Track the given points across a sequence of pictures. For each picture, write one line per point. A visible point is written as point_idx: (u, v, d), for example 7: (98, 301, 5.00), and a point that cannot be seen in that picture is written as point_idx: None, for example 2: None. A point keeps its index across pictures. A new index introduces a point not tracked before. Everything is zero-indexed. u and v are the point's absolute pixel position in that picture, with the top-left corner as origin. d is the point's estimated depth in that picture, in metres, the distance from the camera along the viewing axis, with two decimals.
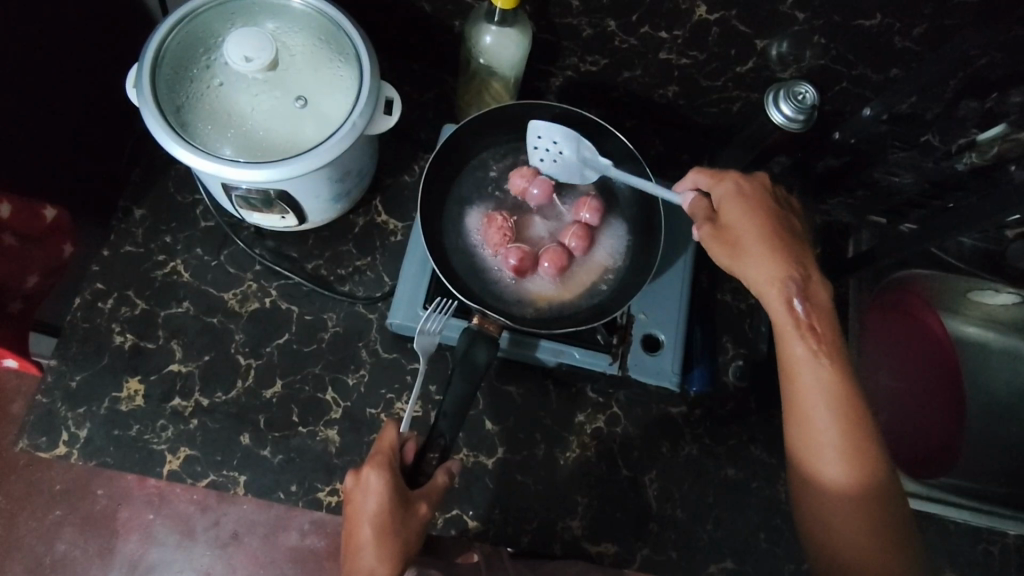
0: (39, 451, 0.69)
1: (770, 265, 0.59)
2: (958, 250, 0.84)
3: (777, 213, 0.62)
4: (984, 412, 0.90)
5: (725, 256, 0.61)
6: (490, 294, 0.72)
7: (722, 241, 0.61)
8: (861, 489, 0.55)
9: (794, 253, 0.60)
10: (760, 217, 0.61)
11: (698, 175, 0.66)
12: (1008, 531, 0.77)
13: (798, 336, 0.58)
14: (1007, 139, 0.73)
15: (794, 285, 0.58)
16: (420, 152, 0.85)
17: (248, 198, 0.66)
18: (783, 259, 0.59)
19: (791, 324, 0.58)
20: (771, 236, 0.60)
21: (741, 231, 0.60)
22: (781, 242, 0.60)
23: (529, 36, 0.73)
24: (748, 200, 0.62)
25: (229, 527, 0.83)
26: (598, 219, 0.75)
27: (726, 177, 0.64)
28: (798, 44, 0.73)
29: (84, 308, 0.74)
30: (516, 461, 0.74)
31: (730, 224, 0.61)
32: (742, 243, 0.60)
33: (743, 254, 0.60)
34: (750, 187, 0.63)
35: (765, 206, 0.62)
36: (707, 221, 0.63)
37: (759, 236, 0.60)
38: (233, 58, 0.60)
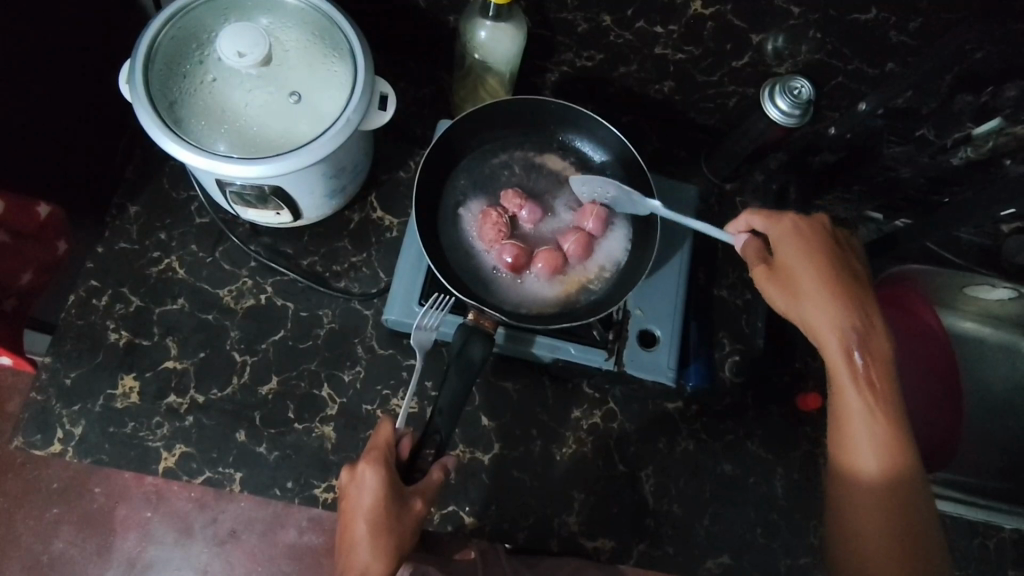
0: (35, 448, 0.69)
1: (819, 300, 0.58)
2: (953, 242, 0.81)
3: (834, 250, 0.61)
4: (981, 406, 0.90)
5: (778, 296, 0.61)
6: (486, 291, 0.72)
7: (775, 282, 0.61)
8: (887, 508, 0.55)
9: (852, 296, 0.59)
10: (818, 260, 0.60)
11: (750, 218, 0.65)
12: (1004, 525, 0.78)
13: (850, 378, 0.57)
14: (1003, 132, 0.71)
15: (851, 329, 0.57)
16: (416, 147, 0.85)
17: (243, 194, 0.66)
18: (840, 303, 0.58)
19: (844, 366, 0.57)
20: (828, 278, 0.59)
21: (797, 275, 0.60)
22: (838, 284, 0.59)
23: (525, 33, 0.73)
24: (803, 240, 0.61)
25: (228, 523, 0.82)
26: (601, 227, 0.74)
27: (784, 219, 0.63)
28: (794, 38, 0.73)
29: (78, 305, 0.73)
30: (513, 457, 0.74)
31: (784, 268, 0.61)
32: (793, 285, 0.60)
33: (796, 297, 0.60)
34: (807, 228, 0.61)
35: (824, 247, 0.60)
36: (761, 263, 0.63)
37: (817, 279, 0.59)
38: (226, 53, 0.60)
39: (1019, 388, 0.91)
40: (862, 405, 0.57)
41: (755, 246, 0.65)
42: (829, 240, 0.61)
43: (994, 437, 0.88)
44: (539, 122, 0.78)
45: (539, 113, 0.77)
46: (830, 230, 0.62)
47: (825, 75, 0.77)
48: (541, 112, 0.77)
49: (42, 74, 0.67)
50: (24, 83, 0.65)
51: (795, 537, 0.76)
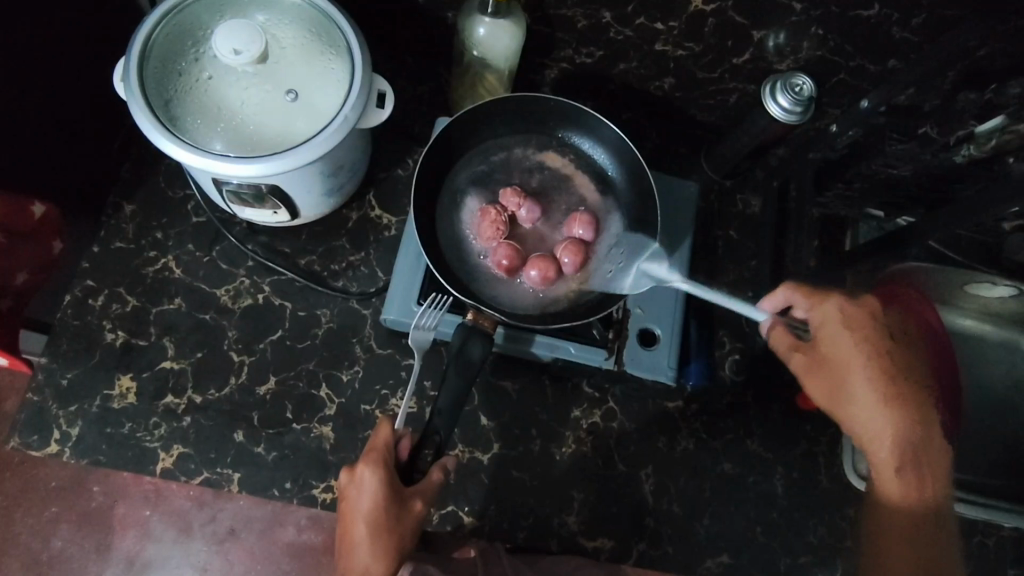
0: (31, 449, 0.68)
1: (868, 399, 0.57)
2: (956, 243, 0.81)
3: (885, 339, 0.59)
4: (981, 403, 0.89)
5: (819, 389, 0.60)
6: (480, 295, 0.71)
7: (816, 374, 0.60)
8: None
9: (902, 394, 0.57)
10: (867, 354, 0.58)
11: (790, 293, 0.62)
12: (1005, 524, 0.77)
13: (895, 477, 0.57)
14: (1006, 131, 0.68)
15: (900, 431, 0.57)
16: (414, 145, 0.84)
17: (239, 193, 0.66)
18: (888, 403, 0.57)
19: (889, 466, 0.57)
20: (876, 375, 0.57)
21: (843, 370, 0.58)
22: (887, 382, 0.57)
23: (524, 27, 0.73)
24: (854, 331, 0.59)
25: (227, 522, 0.80)
26: (593, 234, 0.73)
27: (829, 303, 0.60)
28: (796, 35, 0.73)
29: (75, 305, 0.73)
30: (512, 457, 0.74)
31: (826, 361, 0.59)
32: (837, 380, 0.59)
33: (839, 392, 0.59)
34: (855, 315, 0.59)
35: (874, 337, 0.58)
36: (800, 352, 0.61)
37: (868, 375, 0.57)
38: (222, 50, 0.59)
39: (1018, 385, 0.90)
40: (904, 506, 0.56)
41: (784, 330, 0.62)
42: (878, 326, 0.59)
43: (993, 434, 0.88)
44: (537, 117, 0.77)
45: (538, 110, 0.76)
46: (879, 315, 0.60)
47: (828, 72, 0.77)
48: (540, 108, 0.76)
49: (38, 74, 0.66)
50: (22, 82, 0.65)
51: (794, 536, 0.75)
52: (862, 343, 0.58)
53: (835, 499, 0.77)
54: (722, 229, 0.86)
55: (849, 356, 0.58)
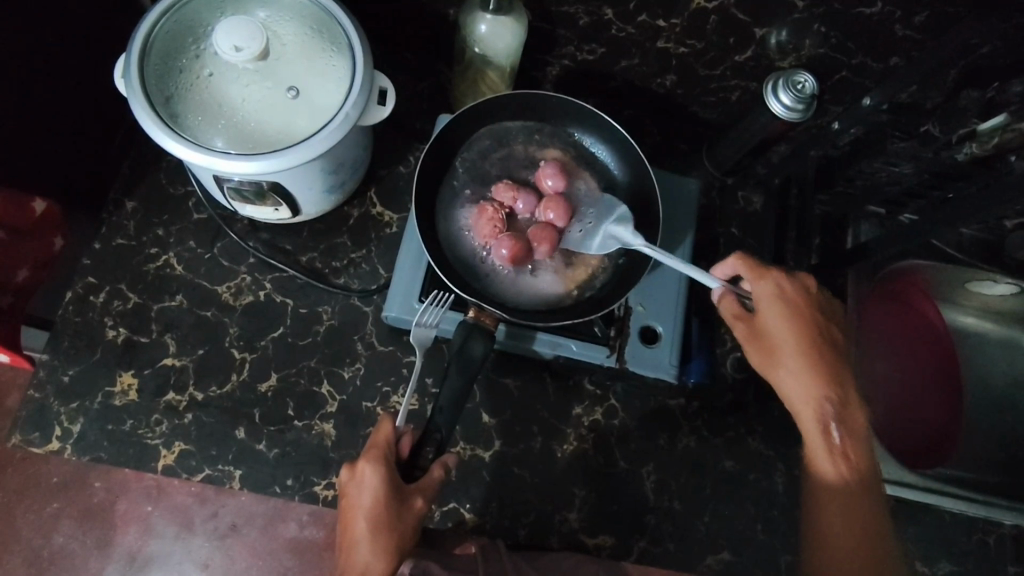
0: (33, 446, 0.69)
1: (800, 369, 0.59)
2: (958, 240, 0.85)
3: (818, 315, 0.62)
4: (981, 401, 0.89)
5: (758, 358, 0.61)
6: (485, 290, 0.71)
7: (755, 344, 0.62)
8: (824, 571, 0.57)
9: (835, 368, 0.60)
10: (801, 328, 0.60)
11: (738, 263, 0.63)
12: (1004, 521, 0.77)
13: (823, 445, 0.59)
14: (1007, 129, 0.67)
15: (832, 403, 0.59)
16: (415, 142, 0.84)
17: (240, 190, 0.65)
18: (821, 374, 0.59)
19: (819, 435, 0.59)
20: (810, 349, 0.60)
21: (779, 341, 0.60)
22: (820, 355, 0.60)
23: (525, 25, 0.73)
24: (789, 306, 0.61)
25: (229, 517, 0.78)
26: (563, 181, 0.73)
27: (771, 278, 0.62)
28: (798, 32, 0.74)
29: (76, 302, 0.73)
30: (514, 453, 0.74)
31: (764, 333, 0.61)
32: (775, 351, 0.60)
33: (776, 363, 0.60)
34: (791, 292, 0.61)
35: (809, 314, 0.61)
36: (742, 323, 0.62)
37: (799, 348, 0.60)
38: (222, 46, 0.58)
39: (1018, 384, 0.90)
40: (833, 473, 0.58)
41: (731, 298, 0.63)
42: (813, 303, 0.62)
43: (994, 432, 0.88)
44: (539, 116, 0.77)
45: (541, 108, 0.76)
46: (814, 293, 0.63)
47: (831, 70, 0.78)
48: (542, 107, 0.76)
49: (41, 71, 0.66)
50: (25, 81, 0.65)
51: (794, 532, 0.76)
52: (796, 317, 0.61)
53: None
54: (723, 226, 0.86)
55: (782, 329, 0.61)
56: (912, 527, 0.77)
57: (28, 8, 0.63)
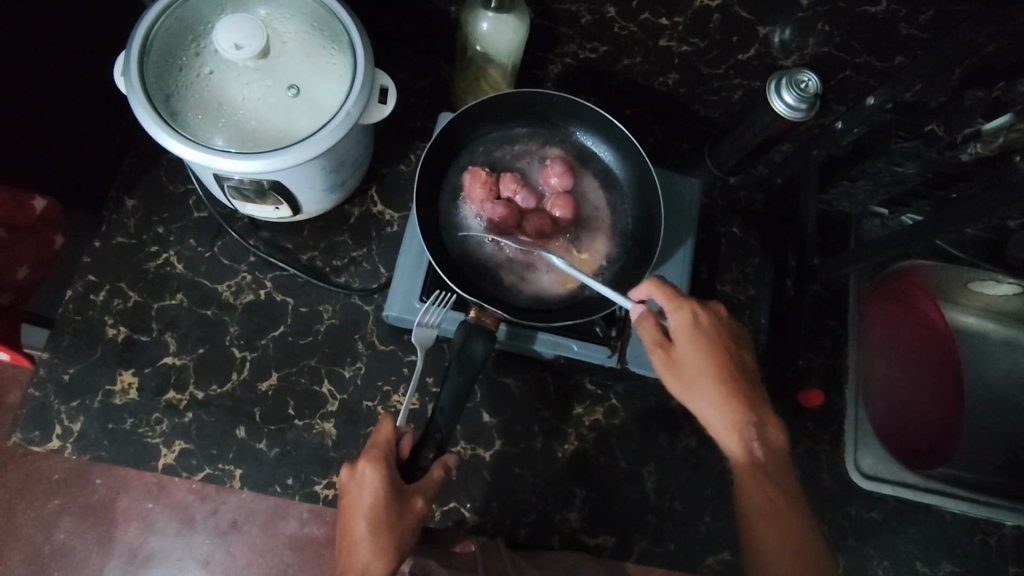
0: (34, 445, 0.69)
1: (720, 405, 0.57)
2: (959, 240, 0.83)
3: (730, 341, 0.60)
4: (986, 400, 0.88)
5: (677, 389, 0.59)
6: (479, 268, 0.72)
7: (674, 374, 0.59)
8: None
9: (752, 398, 0.58)
10: (719, 360, 0.58)
11: (654, 289, 0.61)
12: (1006, 522, 0.77)
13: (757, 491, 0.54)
14: (1013, 129, 0.67)
15: (751, 432, 0.56)
16: (416, 140, 0.83)
17: (242, 189, 0.65)
18: (740, 407, 0.57)
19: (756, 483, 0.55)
20: (726, 377, 0.58)
21: (696, 368, 0.58)
22: (740, 390, 0.58)
23: (526, 21, 0.73)
24: (706, 335, 0.59)
25: (230, 514, 0.75)
26: (568, 177, 0.73)
27: (684, 305, 0.60)
28: (801, 31, 0.73)
29: (77, 300, 0.73)
30: (514, 453, 0.74)
31: (683, 364, 0.59)
32: (693, 384, 0.58)
33: (698, 397, 0.58)
34: (708, 321, 0.60)
35: (724, 343, 0.59)
36: (661, 351, 0.60)
37: (718, 384, 0.58)
38: (223, 44, 0.58)
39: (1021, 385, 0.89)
40: (761, 520, 0.54)
41: (651, 324, 0.61)
42: (727, 328, 0.60)
43: (999, 432, 0.87)
44: (542, 114, 0.77)
45: (542, 106, 0.76)
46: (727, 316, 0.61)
47: (835, 68, 0.78)
48: (544, 105, 0.76)
49: (39, 72, 0.66)
50: (25, 80, 0.64)
51: None
52: (714, 347, 0.59)
53: (835, 498, 0.77)
54: (725, 226, 0.85)
55: (700, 359, 0.58)
56: (912, 528, 0.77)
57: (30, 8, 0.62)
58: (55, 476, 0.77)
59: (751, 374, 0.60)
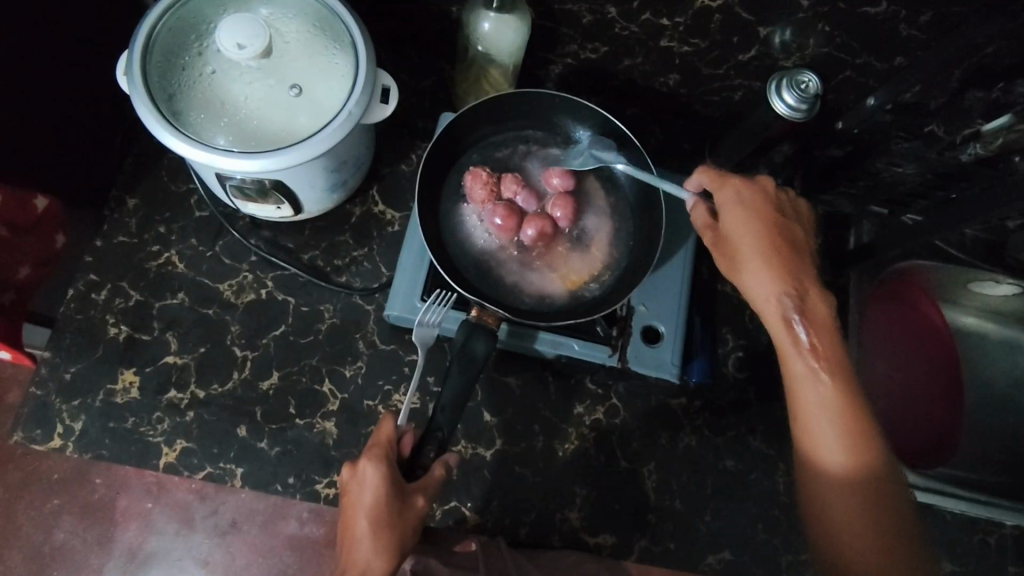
0: (35, 443, 0.69)
1: (763, 274, 0.59)
2: (960, 241, 0.86)
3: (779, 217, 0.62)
4: (984, 400, 0.88)
5: (725, 264, 0.61)
6: (474, 256, 0.72)
7: (722, 249, 0.62)
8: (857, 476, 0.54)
9: (790, 266, 0.59)
10: (757, 227, 0.61)
11: (701, 176, 0.65)
12: (1006, 522, 0.77)
13: (798, 355, 0.57)
14: (1013, 129, 0.69)
15: (791, 302, 0.58)
16: (418, 140, 0.84)
17: (243, 189, 0.65)
18: (783, 275, 0.59)
19: (794, 347, 0.57)
20: (771, 250, 0.60)
21: (740, 243, 0.61)
22: (781, 258, 0.59)
23: (528, 22, 0.73)
24: (745, 206, 0.62)
25: (229, 514, 0.75)
26: (570, 179, 0.74)
27: (728, 182, 0.63)
28: (802, 31, 0.74)
29: (78, 299, 0.73)
30: (515, 452, 0.74)
31: (729, 238, 0.62)
32: (739, 253, 0.60)
33: (744, 269, 0.60)
34: (751, 195, 0.62)
35: (767, 212, 0.61)
36: (712, 230, 0.64)
37: (755, 249, 0.60)
38: (226, 44, 0.58)
39: (1020, 384, 0.89)
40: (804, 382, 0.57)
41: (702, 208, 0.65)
42: (772, 210, 0.62)
43: (997, 432, 0.87)
44: (543, 114, 0.77)
45: (544, 106, 0.76)
46: (774, 197, 0.63)
47: (834, 69, 0.78)
48: (546, 105, 0.76)
49: (40, 71, 0.66)
50: (25, 80, 0.64)
51: (796, 533, 0.75)
52: (755, 217, 0.61)
53: None
54: None
55: (743, 232, 0.61)
56: None
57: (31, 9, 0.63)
58: (55, 476, 0.77)
59: (802, 254, 0.61)
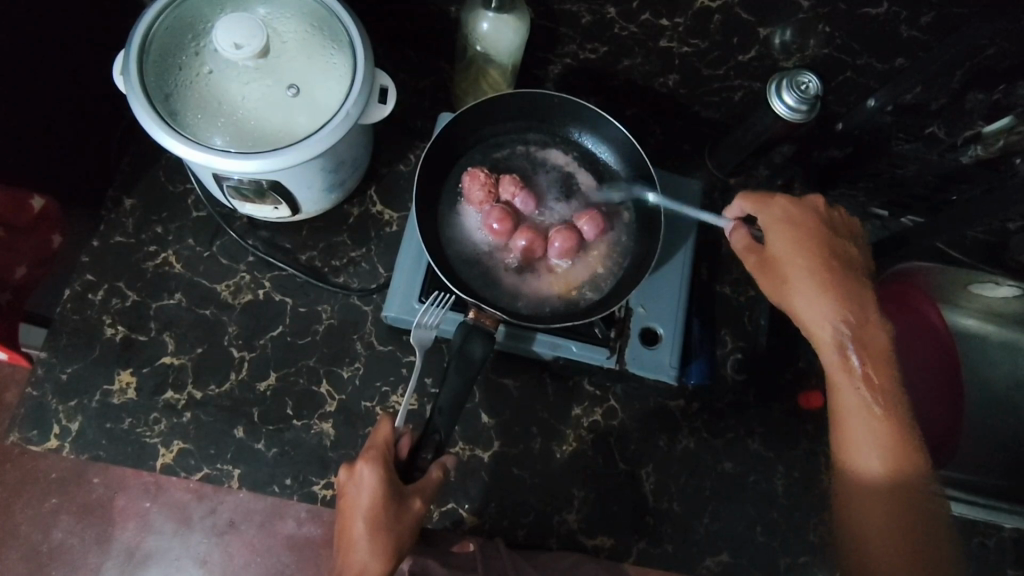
0: (31, 444, 0.68)
1: (812, 293, 0.62)
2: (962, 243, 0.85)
3: (826, 240, 0.64)
4: (984, 403, 0.88)
5: (771, 283, 0.65)
6: (472, 258, 0.72)
7: (766, 270, 0.65)
8: (898, 490, 0.57)
9: (841, 285, 0.62)
10: (805, 248, 0.63)
11: (742, 202, 0.68)
12: (1005, 525, 0.77)
13: (843, 371, 0.60)
14: (1014, 130, 0.69)
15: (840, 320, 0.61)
16: (416, 140, 0.83)
17: (241, 189, 0.65)
18: (832, 294, 0.62)
19: (840, 363, 0.60)
20: (821, 270, 0.62)
21: (786, 265, 0.64)
22: (830, 278, 0.62)
23: (526, 22, 0.73)
24: (793, 227, 0.64)
25: (227, 514, 0.75)
26: (597, 233, 0.72)
27: (773, 205, 0.66)
28: (803, 32, 0.74)
29: (74, 300, 0.73)
30: (513, 453, 0.74)
31: (776, 259, 0.65)
32: (787, 273, 0.63)
33: (792, 287, 0.63)
34: (798, 216, 0.65)
35: (813, 233, 0.64)
36: (754, 253, 0.67)
37: (805, 269, 0.63)
38: (223, 44, 0.58)
39: (1020, 386, 0.89)
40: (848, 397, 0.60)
41: (743, 234, 0.68)
42: (819, 231, 0.65)
43: (996, 435, 0.86)
44: (541, 116, 0.77)
45: (542, 107, 0.76)
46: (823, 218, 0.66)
47: (834, 71, 0.78)
48: (545, 106, 0.76)
49: (36, 70, 0.66)
50: (20, 79, 0.64)
51: (795, 535, 0.75)
52: (802, 239, 0.64)
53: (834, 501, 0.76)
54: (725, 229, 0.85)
55: (791, 253, 0.64)
56: None
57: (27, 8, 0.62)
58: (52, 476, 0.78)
59: (853, 273, 0.64)
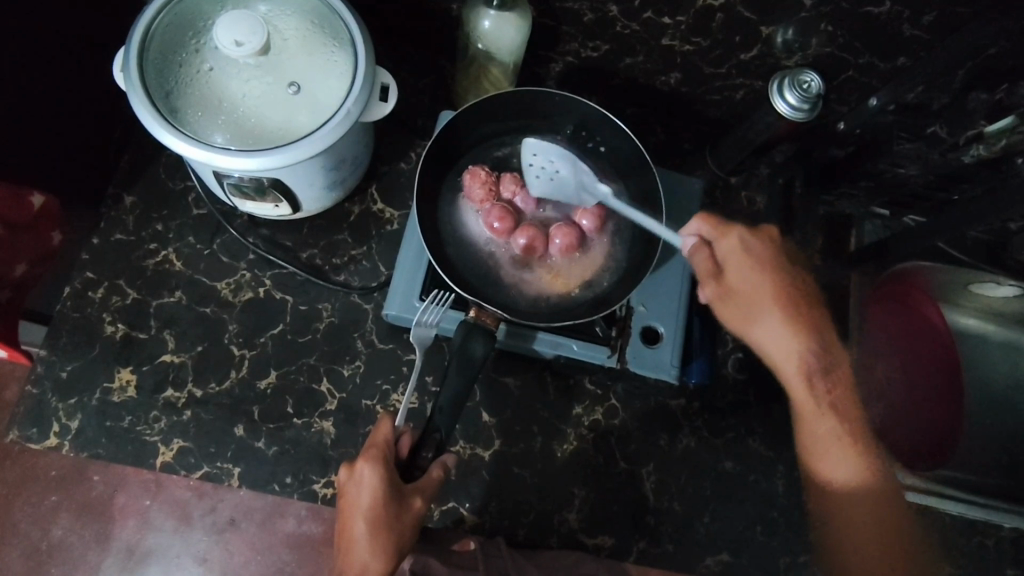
0: (30, 442, 0.68)
1: (772, 324, 0.64)
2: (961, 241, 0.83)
3: (782, 268, 0.67)
4: (983, 403, 0.88)
5: (731, 313, 0.66)
6: (472, 257, 0.72)
7: (725, 300, 0.66)
8: (876, 502, 0.61)
9: (801, 312, 0.66)
10: (764, 278, 0.66)
11: (700, 224, 0.68)
12: (1003, 524, 0.77)
13: (812, 398, 0.64)
14: (1016, 130, 0.69)
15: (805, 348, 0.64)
16: (417, 138, 0.83)
17: (241, 186, 0.65)
18: (794, 324, 0.65)
19: (807, 389, 0.64)
20: (779, 298, 0.65)
21: (745, 296, 0.65)
22: (790, 307, 0.65)
23: (528, 20, 0.73)
24: (750, 257, 0.66)
25: (227, 512, 0.74)
26: (597, 228, 0.73)
27: (731, 236, 0.67)
28: (805, 31, 0.73)
29: (74, 297, 0.72)
30: (514, 452, 0.74)
31: (737, 290, 0.66)
32: (747, 304, 0.65)
33: (750, 319, 0.65)
34: (755, 245, 0.67)
35: (767, 260, 0.66)
36: (713, 281, 0.66)
37: (766, 301, 0.65)
38: (224, 41, 0.58)
39: (1020, 386, 0.89)
40: (819, 425, 0.63)
41: (705, 255, 0.67)
42: (774, 259, 0.67)
43: (996, 435, 0.87)
44: (543, 114, 0.76)
45: (544, 105, 0.75)
46: (778, 244, 0.68)
47: (836, 70, 0.77)
48: (546, 104, 0.75)
49: (35, 67, 0.66)
50: (19, 76, 0.64)
51: (795, 535, 0.75)
52: (758, 271, 0.65)
53: None
54: None
55: (749, 284, 0.66)
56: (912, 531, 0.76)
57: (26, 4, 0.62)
58: (51, 473, 0.78)
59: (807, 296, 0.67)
